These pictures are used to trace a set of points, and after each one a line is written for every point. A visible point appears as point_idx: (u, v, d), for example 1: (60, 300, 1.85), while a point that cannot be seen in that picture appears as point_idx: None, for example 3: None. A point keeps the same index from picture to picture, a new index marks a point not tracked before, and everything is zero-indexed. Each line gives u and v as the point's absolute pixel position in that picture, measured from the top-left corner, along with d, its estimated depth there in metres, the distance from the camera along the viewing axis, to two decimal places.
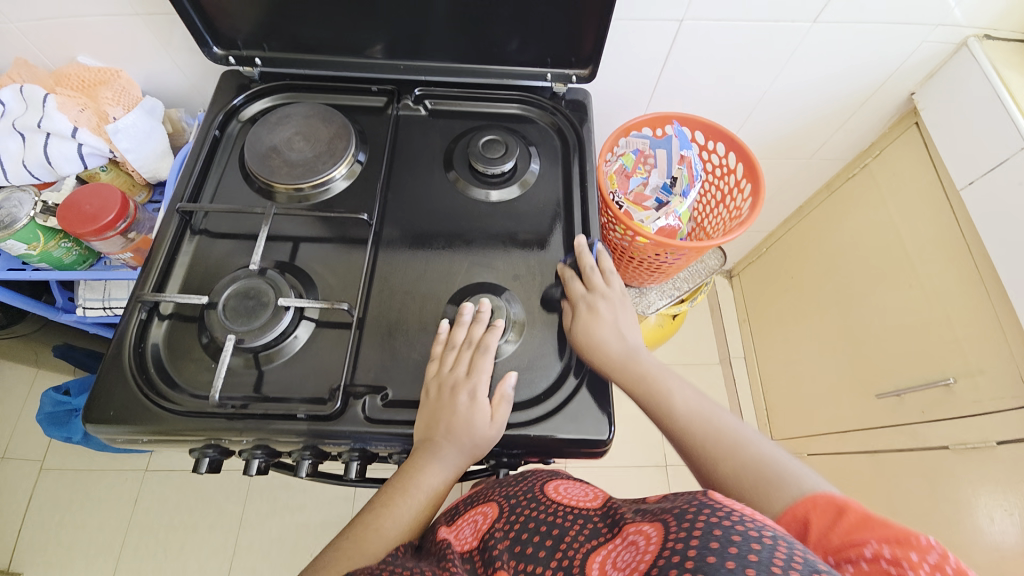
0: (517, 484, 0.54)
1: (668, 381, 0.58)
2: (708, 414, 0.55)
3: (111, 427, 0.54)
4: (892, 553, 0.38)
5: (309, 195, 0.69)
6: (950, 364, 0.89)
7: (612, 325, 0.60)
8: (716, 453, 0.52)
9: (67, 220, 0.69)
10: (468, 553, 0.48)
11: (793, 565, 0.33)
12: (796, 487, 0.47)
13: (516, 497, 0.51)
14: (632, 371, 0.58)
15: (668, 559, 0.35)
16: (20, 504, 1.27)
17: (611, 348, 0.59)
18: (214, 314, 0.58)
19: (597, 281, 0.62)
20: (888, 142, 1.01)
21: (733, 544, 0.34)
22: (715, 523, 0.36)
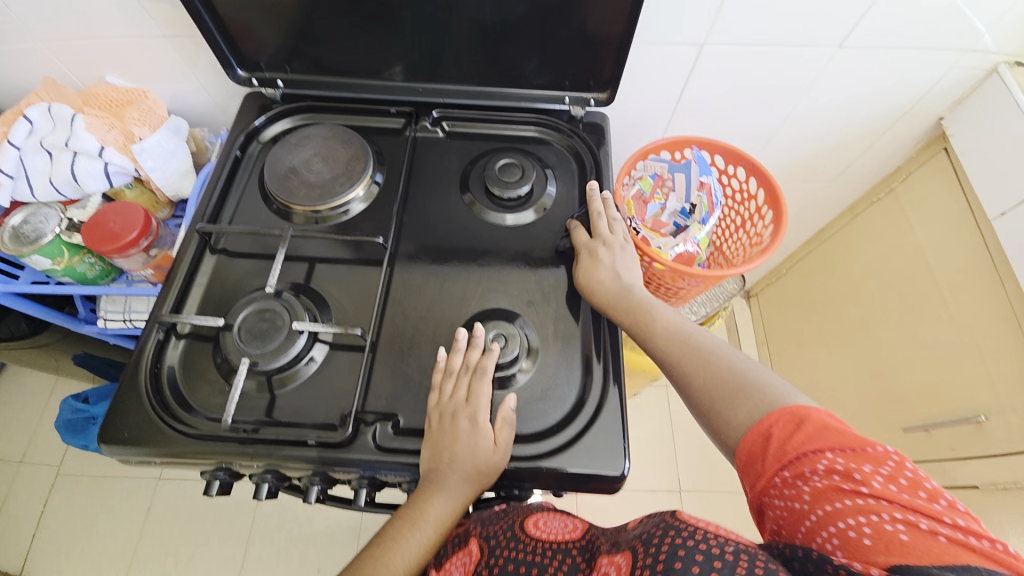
0: (494, 518, 0.53)
1: (655, 307, 0.60)
2: (689, 333, 0.57)
3: (124, 448, 0.54)
4: (846, 465, 0.41)
5: (327, 216, 0.69)
6: (980, 400, 0.86)
7: (610, 267, 0.63)
8: (692, 369, 0.55)
9: (92, 237, 0.70)
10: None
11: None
12: (761, 396, 0.49)
13: (494, 535, 0.51)
14: (621, 298, 0.61)
15: None
16: (36, 509, 1.29)
17: (606, 280, 0.62)
18: (230, 337, 0.59)
19: (602, 227, 0.66)
20: (916, 167, 0.98)
21: (696, 564, 0.38)
22: (679, 545, 0.40)
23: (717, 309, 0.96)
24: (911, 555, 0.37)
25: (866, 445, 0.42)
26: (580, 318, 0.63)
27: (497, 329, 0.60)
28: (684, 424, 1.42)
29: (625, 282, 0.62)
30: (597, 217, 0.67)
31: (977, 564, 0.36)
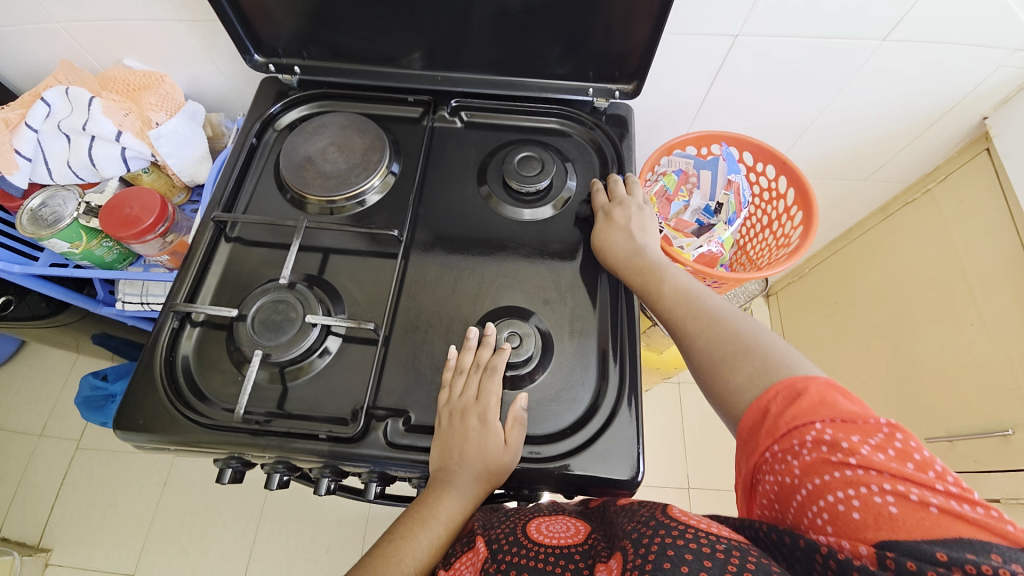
0: (497, 524, 0.51)
1: (666, 271, 0.60)
2: (697, 296, 0.57)
3: (138, 435, 0.55)
4: (834, 435, 0.40)
5: (342, 207, 0.68)
6: (1008, 412, 0.83)
7: (624, 228, 0.63)
8: (695, 330, 0.54)
9: (110, 222, 0.70)
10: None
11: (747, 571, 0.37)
12: (761, 359, 0.48)
13: (496, 540, 0.48)
14: (634, 263, 0.61)
15: None
16: (56, 480, 1.33)
17: (619, 247, 0.63)
18: (244, 327, 0.58)
19: (619, 191, 0.67)
20: (955, 167, 0.94)
21: (685, 563, 0.37)
22: (669, 544, 0.39)
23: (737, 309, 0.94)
24: (899, 530, 0.36)
25: (858, 415, 0.41)
26: (597, 308, 0.63)
27: (511, 328, 0.59)
28: (695, 422, 1.40)
29: (638, 244, 0.62)
30: (616, 183, 0.68)
31: (967, 534, 0.35)
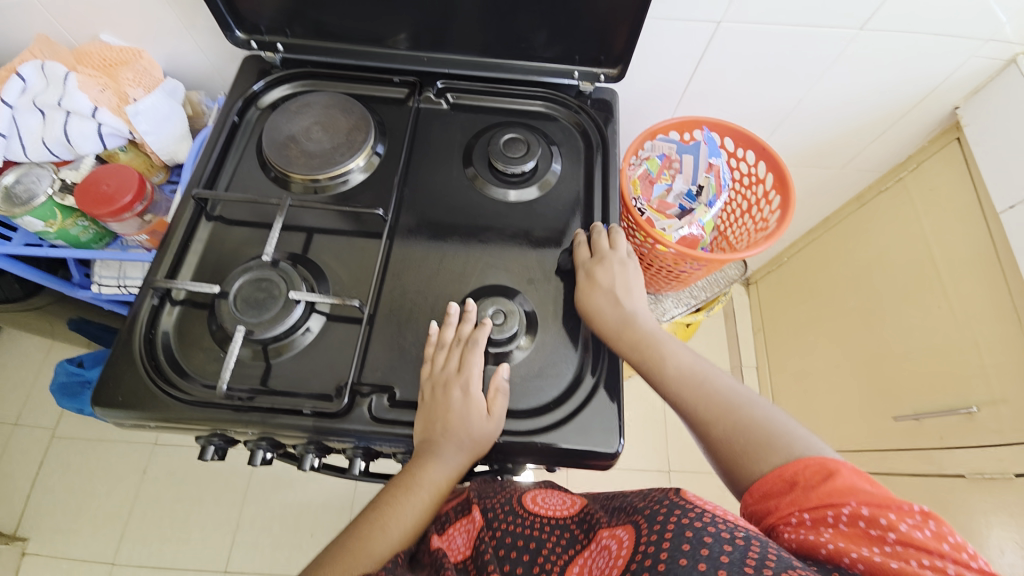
0: (494, 491, 0.53)
1: (666, 346, 0.58)
2: (704, 375, 0.55)
3: (119, 412, 0.54)
4: (870, 511, 0.41)
5: (326, 186, 0.68)
6: (971, 390, 0.87)
7: (608, 291, 0.60)
8: (708, 416, 0.52)
9: (85, 200, 0.69)
10: (462, 564, 0.47)
11: (764, 561, 0.38)
12: (788, 451, 0.47)
13: (495, 507, 0.51)
14: (627, 338, 0.58)
15: (641, 562, 0.41)
16: (30, 469, 1.30)
17: (607, 315, 0.59)
18: (226, 305, 0.58)
19: (603, 244, 0.63)
20: (928, 156, 0.98)
21: (705, 545, 0.40)
22: (686, 525, 0.42)
23: (716, 294, 0.96)
24: None
25: (891, 496, 0.42)
26: None
27: (496, 305, 0.59)
28: None
29: (628, 310, 0.59)
30: (597, 236, 0.64)
31: None
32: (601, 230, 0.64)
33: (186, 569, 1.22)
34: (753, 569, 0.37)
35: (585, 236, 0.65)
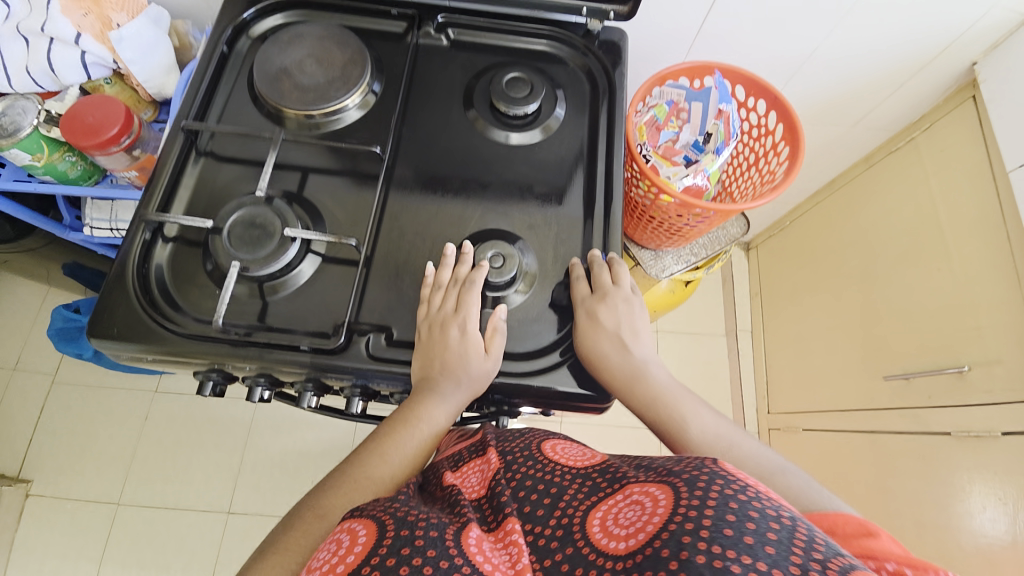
0: (514, 440, 0.53)
1: (686, 405, 0.53)
2: (729, 441, 0.51)
3: (115, 344, 0.54)
4: None
5: (321, 123, 0.66)
6: (966, 351, 0.87)
7: (613, 334, 0.56)
8: None
9: (72, 131, 0.66)
10: (478, 502, 0.47)
11: (814, 545, 0.34)
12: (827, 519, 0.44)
13: (513, 452, 0.51)
14: (639, 391, 0.54)
15: (680, 525, 0.36)
16: (32, 413, 1.32)
17: (615, 364, 0.55)
18: (220, 241, 0.57)
19: (604, 279, 0.58)
20: (941, 115, 0.95)
21: (751, 520, 0.35)
22: (731, 496, 0.37)
23: (717, 252, 0.95)
24: None
25: None
26: (582, 238, 0.63)
27: (496, 249, 0.59)
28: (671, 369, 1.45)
29: (638, 358, 0.56)
30: (598, 267, 0.59)
31: None
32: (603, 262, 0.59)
33: (190, 509, 1.27)
34: (801, 555, 0.34)
35: (584, 268, 0.60)
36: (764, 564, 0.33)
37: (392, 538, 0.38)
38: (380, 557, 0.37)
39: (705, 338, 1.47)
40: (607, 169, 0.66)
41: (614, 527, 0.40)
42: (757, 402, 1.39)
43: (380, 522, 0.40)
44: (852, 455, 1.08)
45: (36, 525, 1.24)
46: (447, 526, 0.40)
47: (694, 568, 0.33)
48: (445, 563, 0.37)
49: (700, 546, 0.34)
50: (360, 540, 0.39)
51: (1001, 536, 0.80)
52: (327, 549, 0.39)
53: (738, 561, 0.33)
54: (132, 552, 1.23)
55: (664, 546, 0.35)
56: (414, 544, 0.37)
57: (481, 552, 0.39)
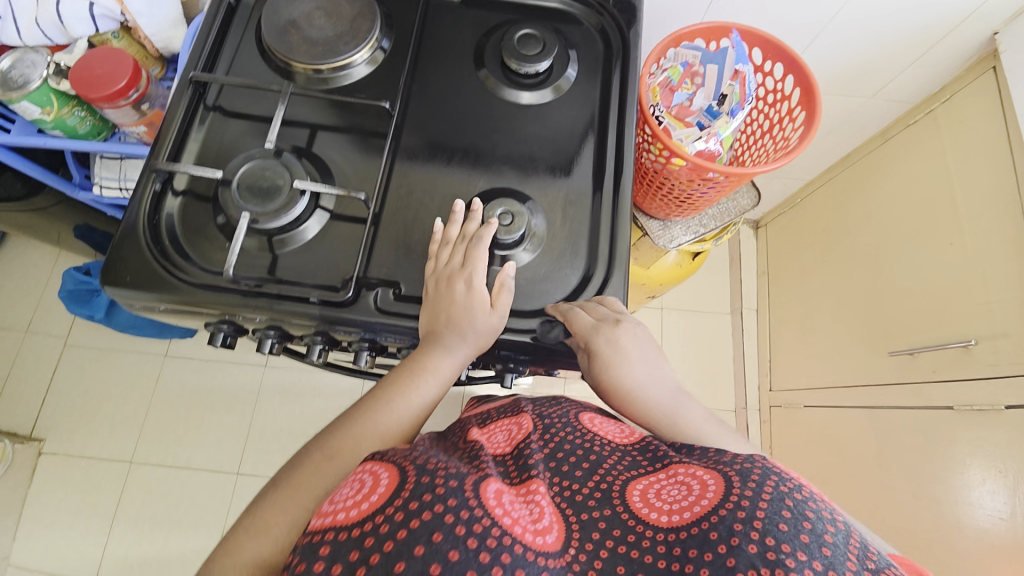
0: (551, 409, 0.59)
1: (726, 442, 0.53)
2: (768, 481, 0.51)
3: (128, 292, 0.55)
4: None
5: (329, 78, 0.65)
6: (972, 326, 0.87)
7: (642, 366, 0.56)
8: None
9: (80, 83, 0.66)
10: (502, 456, 0.53)
11: (864, 554, 0.39)
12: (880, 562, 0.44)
13: (551, 419, 0.57)
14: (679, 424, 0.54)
15: (732, 513, 0.40)
16: (46, 375, 1.35)
17: (653, 396, 0.55)
18: (229, 193, 0.57)
19: (605, 312, 0.56)
20: (963, 86, 0.93)
21: (807, 519, 0.40)
22: (786, 494, 0.41)
23: (725, 224, 0.94)
24: None
25: None
26: (592, 200, 0.63)
27: (504, 207, 0.59)
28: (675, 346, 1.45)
29: (671, 390, 0.56)
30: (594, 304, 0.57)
31: None
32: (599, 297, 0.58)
33: (201, 469, 1.30)
34: (854, 561, 0.38)
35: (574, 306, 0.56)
36: (820, 564, 0.37)
37: (412, 483, 0.39)
38: (400, 502, 0.38)
39: (710, 316, 1.46)
40: (619, 130, 0.65)
41: (657, 500, 0.45)
42: (759, 380, 1.40)
43: (401, 467, 0.42)
44: (852, 430, 1.09)
45: (50, 482, 1.28)
46: (466, 477, 0.42)
47: (744, 554, 0.38)
48: (466, 512, 0.38)
49: (754, 537, 0.38)
50: (382, 482, 0.41)
51: (998, 508, 0.81)
52: (350, 486, 0.41)
53: (793, 555, 0.37)
54: (144, 509, 1.27)
55: (715, 529, 0.40)
56: (435, 492, 0.39)
57: (498, 504, 0.41)
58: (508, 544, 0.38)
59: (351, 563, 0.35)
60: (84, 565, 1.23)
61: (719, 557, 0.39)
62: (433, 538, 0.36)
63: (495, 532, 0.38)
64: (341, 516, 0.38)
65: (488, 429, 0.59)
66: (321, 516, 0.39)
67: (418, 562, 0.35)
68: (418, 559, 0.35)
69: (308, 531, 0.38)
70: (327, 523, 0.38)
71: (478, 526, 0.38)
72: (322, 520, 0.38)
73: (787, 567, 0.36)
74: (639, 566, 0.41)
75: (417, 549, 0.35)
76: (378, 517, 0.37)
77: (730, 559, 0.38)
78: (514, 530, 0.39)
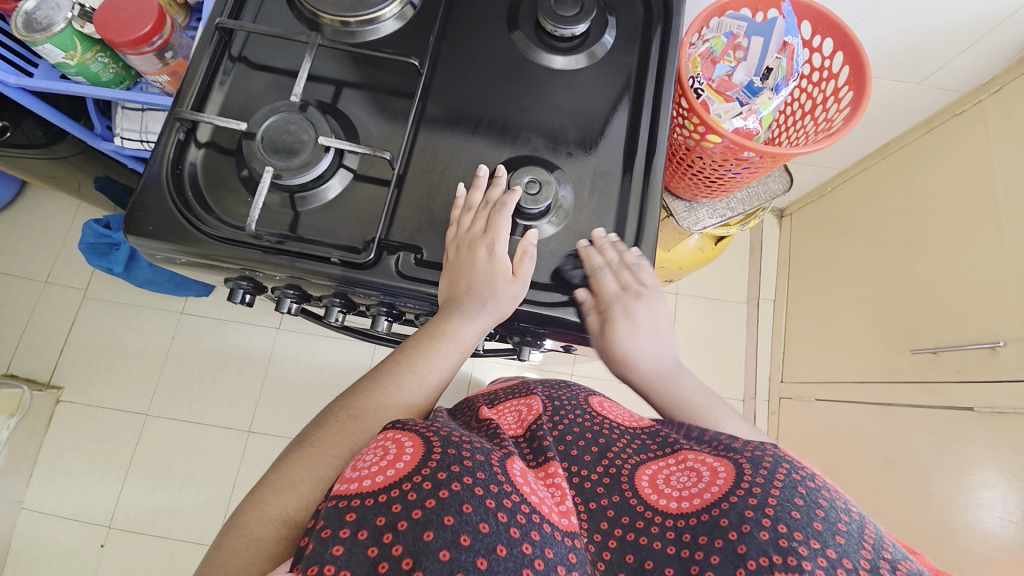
0: (561, 391, 0.60)
1: (716, 412, 0.58)
2: (717, 421, 0.57)
3: (150, 241, 0.55)
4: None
5: (357, 33, 0.63)
6: (1002, 327, 0.85)
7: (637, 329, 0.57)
8: None
9: (105, 26, 0.65)
10: (516, 437, 0.53)
11: (881, 545, 0.38)
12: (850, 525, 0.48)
13: (561, 400, 0.57)
14: (674, 394, 0.58)
15: (742, 500, 0.40)
16: (64, 325, 1.37)
17: (647, 366, 0.59)
18: (254, 146, 0.56)
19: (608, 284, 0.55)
20: (1014, 78, 0.89)
21: (821, 507, 0.39)
22: (798, 482, 0.41)
23: (754, 209, 0.91)
24: None
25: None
26: (623, 169, 0.61)
27: (532, 175, 0.57)
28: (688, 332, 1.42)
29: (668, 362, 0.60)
30: (621, 266, 0.57)
31: None
32: (633, 262, 0.57)
33: (213, 425, 1.33)
34: (870, 549, 0.37)
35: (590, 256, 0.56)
36: (834, 552, 0.36)
37: (440, 454, 0.40)
38: (428, 471, 0.38)
39: (726, 304, 1.44)
40: (654, 99, 0.63)
41: (666, 486, 0.46)
42: (770, 371, 1.38)
43: (425, 437, 0.42)
44: (864, 427, 1.08)
45: (67, 430, 1.31)
46: (491, 452, 0.43)
47: (755, 541, 0.38)
48: (495, 487, 0.38)
49: (765, 524, 0.38)
50: (406, 450, 0.41)
51: (1008, 511, 0.80)
52: (373, 452, 0.41)
53: (805, 543, 0.36)
54: (157, 461, 1.31)
55: (726, 516, 0.40)
56: (463, 464, 0.39)
57: (526, 483, 0.41)
58: (537, 522, 0.38)
59: (377, 529, 0.35)
60: (99, 510, 1.27)
61: (729, 544, 0.39)
62: (463, 508, 0.36)
63: (524, 508, 0.38)
64: (366, 482, 0.38)
65: (498, 409, 0.59)
66: (345, 482, 0.39)
67: (448, 532, 0.35)
68: (448, 528, 0.35)
69: (330, 496, 0.38)
70: (352, 490, 0.38)
71: (507, 501, 0.38)
72: (347, 485, 0.38)
73: (799, 555, 0.36)
74: (647, 554, 0.42)
75: (447, 519, 0.36)
76: (405, 484, 0.38)
77: (741, 546, 0.38)
78: (542, 509, 0.39)
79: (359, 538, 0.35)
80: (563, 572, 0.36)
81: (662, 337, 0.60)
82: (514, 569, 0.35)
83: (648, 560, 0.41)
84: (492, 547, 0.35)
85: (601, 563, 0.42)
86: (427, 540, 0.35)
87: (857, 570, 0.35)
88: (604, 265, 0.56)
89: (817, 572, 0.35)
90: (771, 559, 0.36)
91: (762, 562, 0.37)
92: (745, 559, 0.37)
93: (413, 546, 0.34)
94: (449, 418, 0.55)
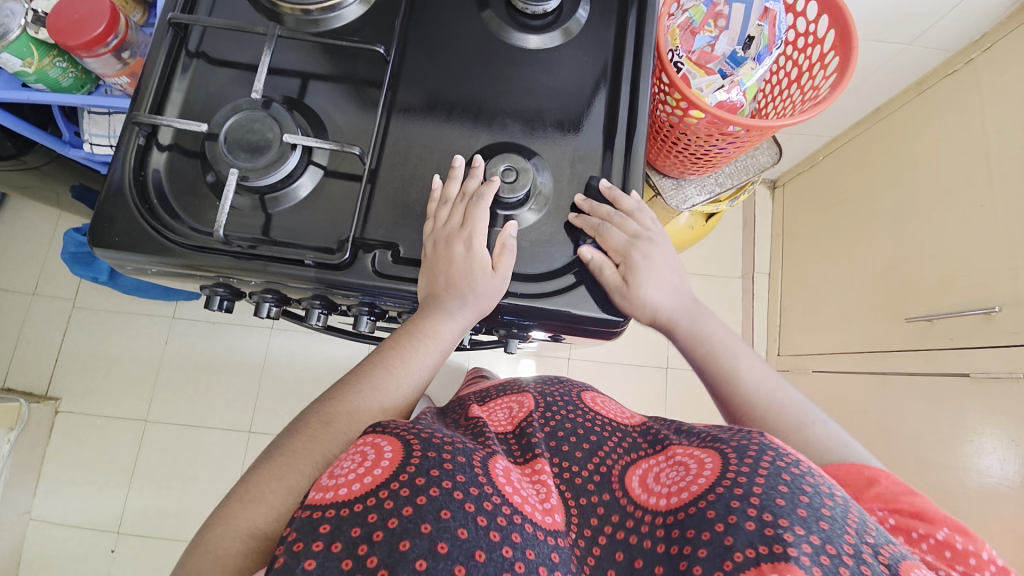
0: (553, 387, 0.59)
1: (735, 349, 0.59)
2: (734, 355, 0.58)
3: (117, 252, 0.53)
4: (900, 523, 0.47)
5: (319, 21, 0.60)
6: (997, 292, 0.84)
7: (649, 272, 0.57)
8: (780, 431, 0.54)
9: (56, 28, 0.62)
10: (505, 433, 0.52)
11: (866, 529, 0.38)
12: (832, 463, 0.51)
13: (553, 396, 0.56)
14: (691, 331, 0.59)
15: (728, 490, 0.40)
16: (56, 336, 1.36)
17: (666, 307, 0.58)
18: (217, 147, 0.53)
19: (615, 238, 0.55)
20: (1005, 34, 0.87)
21: (805, 494, 0.38)
22: (783, 469, 0.40)
23: (743, 183, 0.89)
24: None
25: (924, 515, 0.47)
26: (604, 153, 0.59)
27: (508, 163, 0.55)
28: None
29: (689, 298, 0.60)
30: (626, 215, 0.57)
31: None
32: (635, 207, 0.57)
33: (212, 428, 1.33)
34: (854, 534, 0.37)
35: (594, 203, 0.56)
36: (818, 538, 0.36)
37: (418, 459, 0.39)
38: (407, 477, 0.37)
39: (721, 280, 1.42)
40: (632, 76, 0.60)
41: (654, 483, 0.45)
42: (767, 344, 1.38)
43: (405, 441, 0.41)
44: (861, 397, 1.08)
45: (68, 440, 1.31)
46: (473, 452, 0.42)
47: (742, 532, 0.37)
48: (475, 490, 0.38)
49: (750, 513, 0.37)
50: (386, 454, 0.40)
51: (1006, 477, 0.80)
52: (351, 458, 0.40)
53: (791, 529, 0.36)
54: (161, 466, 1.31)
55: (712, 507, 0.39)
56: (442, 467, 0.38)
57: (508, 483, 0.41)
58: (518, 524, 0.37)
59: (352, 541, 0.34)
60: (107, 517, 1.28)
61: (716, 535, 0.38)
62: (441, 515, 0.36)
63: (505, 510, 0.38)
64: (343, 491, 0.37)
65: (489, 406, 0.58)
66: (320, 490, 0.38)
67: (425, 540, 0.34)
68: (425, 537, 0.34)
69: (305, 506, 0.37)
70: (327, 499, 0.37)
71: (488, 503, 0.37)
72: (322, 494, 0.37)
73: (785, 542, 0.35)
74: (636, 553, 0.41)
75: (424, 527, 0.35)
76: (382, 492, 0.37)
77: (727, 537, 0.37)
78: (524, 509, 0.39)
79: (333, 551, 0.34)
80: (544, 573, 0.36)
81: (676, 275, 0.60)
82: (493, 575, 0.34)
83: (636, 560, 0.41)
84: (471, 552, 0.35)
85: (591, 558, 0.42)
86: (403, 551, 0.34)
87: (841, 556, 0.35)
88: (604, 221, 0.55)
89: (803, 559, 0.35)
90: (757, 550, 0.36)
91: (748, 554, 0.36)
92: (732, 551, 0.36)
93: (388, 558, 0.34)
94: (434, 418, 0.54)
